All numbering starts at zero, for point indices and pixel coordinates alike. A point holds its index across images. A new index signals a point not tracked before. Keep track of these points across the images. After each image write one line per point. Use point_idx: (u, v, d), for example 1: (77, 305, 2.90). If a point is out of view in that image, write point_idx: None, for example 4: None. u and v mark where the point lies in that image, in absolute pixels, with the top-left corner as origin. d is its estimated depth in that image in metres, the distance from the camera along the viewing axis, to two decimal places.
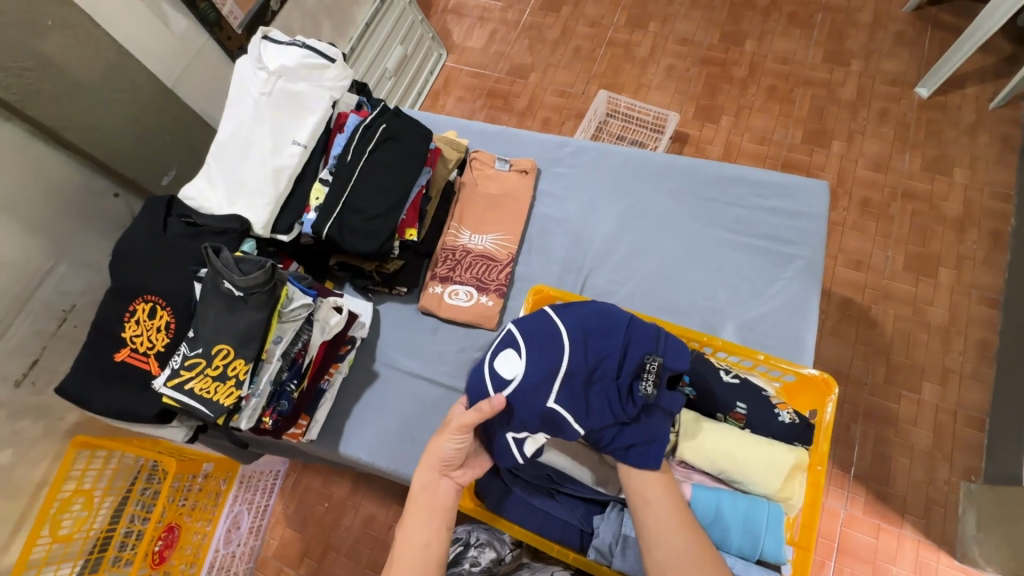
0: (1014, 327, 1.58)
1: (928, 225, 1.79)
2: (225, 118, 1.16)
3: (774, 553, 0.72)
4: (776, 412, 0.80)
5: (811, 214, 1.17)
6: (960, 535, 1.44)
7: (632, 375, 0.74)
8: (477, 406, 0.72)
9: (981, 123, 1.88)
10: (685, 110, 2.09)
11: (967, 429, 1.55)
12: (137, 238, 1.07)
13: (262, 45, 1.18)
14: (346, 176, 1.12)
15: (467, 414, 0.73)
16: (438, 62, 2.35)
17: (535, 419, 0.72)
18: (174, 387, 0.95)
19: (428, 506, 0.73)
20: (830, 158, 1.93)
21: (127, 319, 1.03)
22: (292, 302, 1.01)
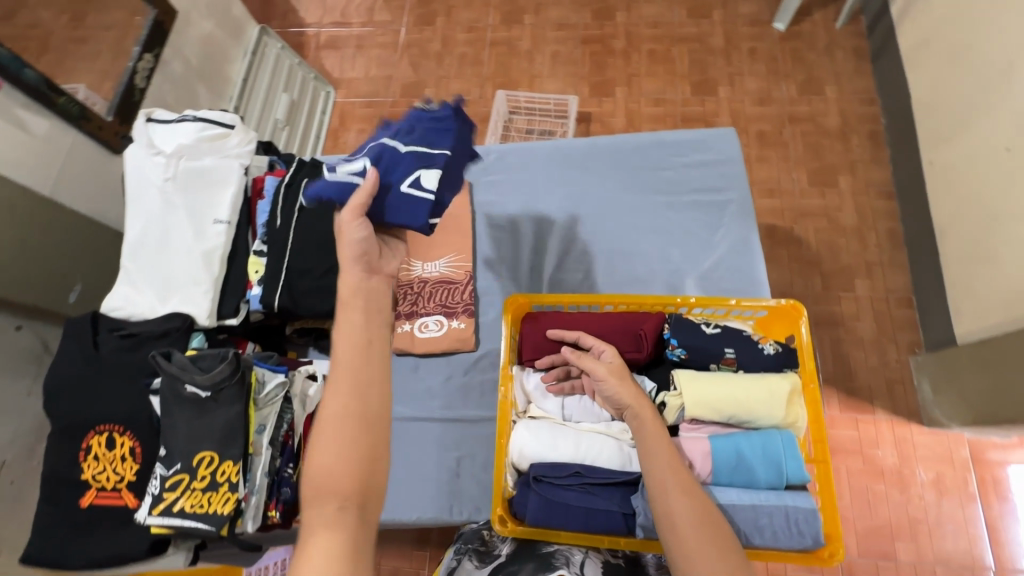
0: (913, 211, 1.78)
1: (819, 142, 1.97)
2: (129, 214, 1.07)
3: (799, 475, 0.76)
4: (760, 346, 0.85)
5: (728, 159, 1.26)
6: (922, 403, 1.60)
7: (423, 112, 0.94)
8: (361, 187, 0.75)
9: (835, 41, 2.09)
10: (581, 90, 2.17)
11: (901, 309, 1.73)
12: (68, 368, 0.97)
13: (149, 128, 1.10)
14: (282, 241, 1.07)
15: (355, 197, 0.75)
16: (328, 99, 2.27)
17: (413, 162, 0.86)
18: (161, 514, 0.86)
19: (362, 307, 0.72)
20: (720, 103, 2.07)
21: (83, 457, 0.93)
22: (265, 385, 0.95)
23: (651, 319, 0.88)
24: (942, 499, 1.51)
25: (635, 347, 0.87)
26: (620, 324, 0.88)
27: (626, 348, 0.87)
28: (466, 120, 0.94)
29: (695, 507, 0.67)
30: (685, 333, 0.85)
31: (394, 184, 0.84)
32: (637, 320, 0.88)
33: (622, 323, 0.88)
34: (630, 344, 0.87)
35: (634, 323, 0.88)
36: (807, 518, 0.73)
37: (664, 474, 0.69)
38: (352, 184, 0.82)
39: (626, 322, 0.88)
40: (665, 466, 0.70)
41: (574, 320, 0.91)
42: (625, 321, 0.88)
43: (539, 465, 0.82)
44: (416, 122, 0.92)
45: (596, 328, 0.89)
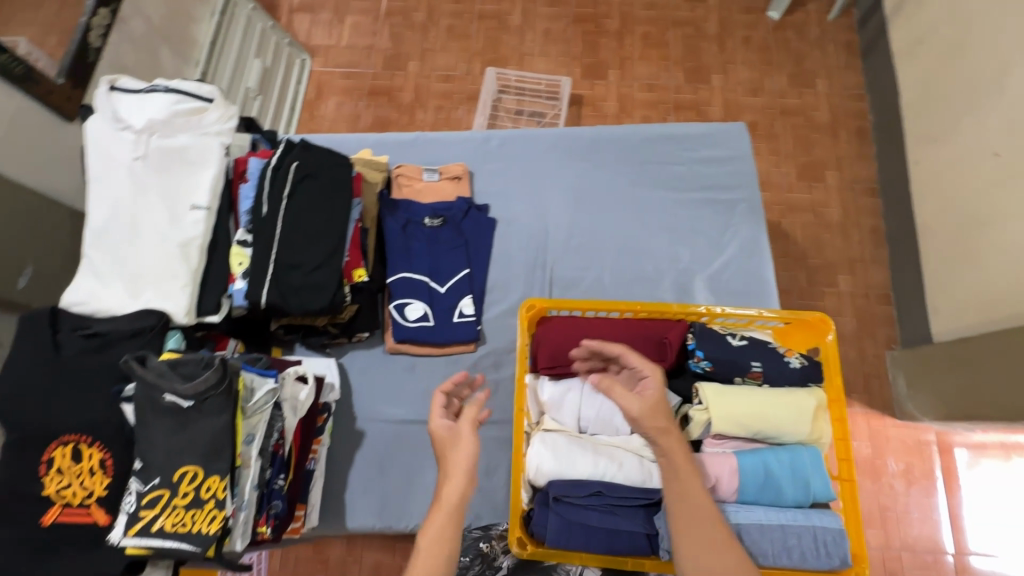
0: (897, 209, 1.79)
1: (809, 136, 1.96)
2: (92, 196, 0.95)
3: (825, 493, 0.75)
4: (786, 360, 0.82)
5: (738, 156, 1.22)
6: (896, 397, 1.63)
7: (429, 229, 1.17)
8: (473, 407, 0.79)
9: (827, 34, 2.07)
10: (572, 72, 2.08)
11: (880, 305, 1.76)
12: (23, 369, 0.86)
13: (113, 98, 0.97)
14: (269, 230, 0.98)
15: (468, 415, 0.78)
16: (303, 68, 2.11)
17: (456, 285, 1.14)
18: (138, 534, 0.78)
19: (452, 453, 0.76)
20: (713, 92, 2.03)
21: (44, 471, 0.83)
22: (254, 393, 0.87)
23: (674, 328, 0.86)
24: (911, 488, 1.55)
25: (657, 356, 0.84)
26: (642, 333, 0.86)
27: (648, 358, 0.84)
28: (469, 220, 1.19)
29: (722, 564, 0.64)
30: (710, 344, 0.81)
31: (449, 315, 1.12)
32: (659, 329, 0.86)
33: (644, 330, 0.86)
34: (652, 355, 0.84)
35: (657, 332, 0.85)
36: (835, 539, 0.72)
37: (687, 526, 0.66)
38: (424, 328, 1.11)
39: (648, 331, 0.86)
40: (694, 520, 0.66)
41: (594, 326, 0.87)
42: (646, 329, 0.86)
43: (558, 483, 0.76)
44: (431, 246, 1.16)
45: (618, 335, 0.85)
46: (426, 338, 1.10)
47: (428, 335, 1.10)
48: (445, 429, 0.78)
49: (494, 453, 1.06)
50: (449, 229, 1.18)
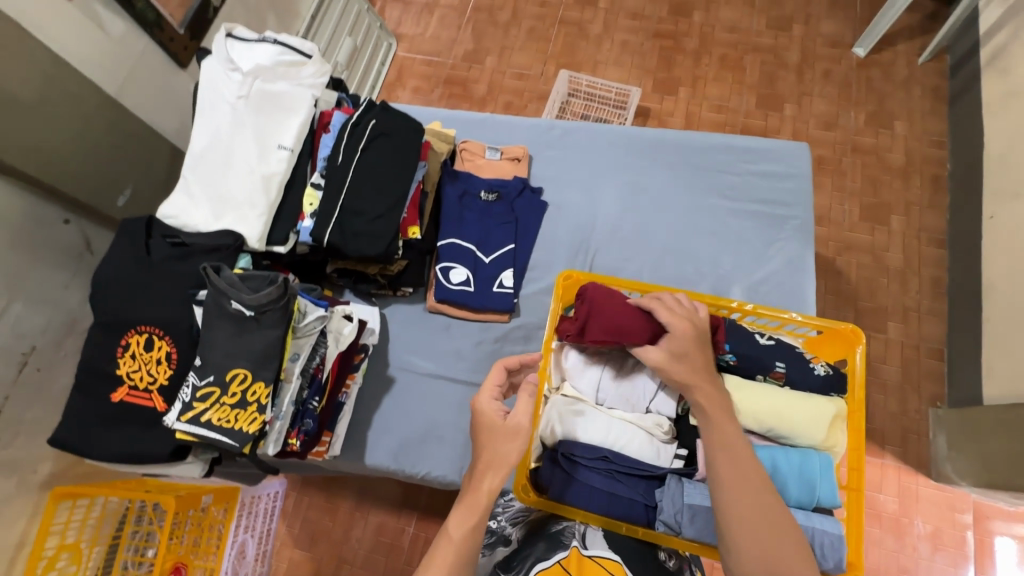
0: (963, 262, 1.71)
1: (879, 176, 1.90)
2: (197, 126, 1.07)
3: (830, 499, 0.76)
4: (811, 365, 0.83)
5: (796, 175, 1.22)
6: (934, 457, 1.56)
7: (484, 202, 1.24)
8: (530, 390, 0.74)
9: (915, 76, 2.01)
10: (643, 84, 2.12)
11: (930, 360, 1.68)
12: (117, 265, 0.98)
13: (228, 43, 1.10)
14: (341, 177, 1.07)
15: (525, 403, 0.73)
16: (389, 51, 2.25)
17: (500, 258, 1.20)
18: (188, 421, 0.88)
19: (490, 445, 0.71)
20: (784, 120, 2.01)
21: (120, 354, 0.94)
22: (306, 316, 0.96)
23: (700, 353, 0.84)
24: (935, 553, 1.49)
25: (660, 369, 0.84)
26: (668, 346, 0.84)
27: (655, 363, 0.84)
28: (523, 198, 1.25)
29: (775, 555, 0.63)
30: (736, 337, 0.84)
31: (490, 284, 1.18)
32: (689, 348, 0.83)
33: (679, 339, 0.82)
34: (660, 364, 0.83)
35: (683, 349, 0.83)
36: (833, 544, 0.73)
37: (731, 493, 0.66)
38: (464, 293, 1.17)
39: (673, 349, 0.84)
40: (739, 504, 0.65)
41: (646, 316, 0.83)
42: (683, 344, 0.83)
43: (569, 442, 0.81)
44: (482, 218, 1.22)
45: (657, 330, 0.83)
46: (464, 301, 1.17)
47: (467, 299, 1.17)
48: (499, 415, 0.73)
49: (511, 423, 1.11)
50: (502, 205, 1.24)
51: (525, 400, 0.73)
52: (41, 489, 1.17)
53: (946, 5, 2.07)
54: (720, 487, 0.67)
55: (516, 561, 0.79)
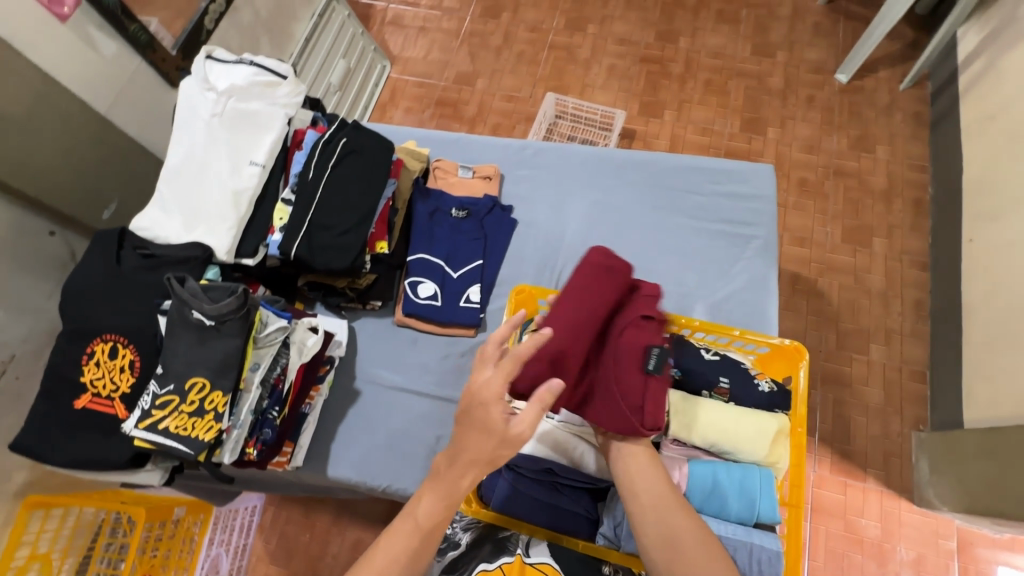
0: (944, 285, 1.71)
1: (860, 199, 1.92)
2: (174, 143, 1.11)
3: (770, 514, 0.76)
4: (756, 382, 0.84)
5: (761, 196, 1.24)
6: (917, 482, 1.54)
7: (452, 217, 1.26)
8: (542, 398, 0.68)
9: (896, 102, 2.04)
10: (630, 107, 2.16)
11: (913, 383, 1.67)
12: (91, 276, 1.01)
13: (207, 65, 1.15)
14: (310, 193, 1.11)
15: (532, 413, 0.67)
16: (383, 73, 2.32)
17: (468, 273, 1.22)
18: (146, 428, 0.90)
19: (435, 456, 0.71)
20: (767, 144, 2.04)
21: (85, 362, 0.97)
22: (267, 326, 0.98)
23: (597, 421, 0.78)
24: None
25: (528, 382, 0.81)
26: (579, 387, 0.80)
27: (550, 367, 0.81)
28: (491, 215, 1.27)
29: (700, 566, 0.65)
30: (682, 353, 0.85)
31: (457, 298, 1.20)
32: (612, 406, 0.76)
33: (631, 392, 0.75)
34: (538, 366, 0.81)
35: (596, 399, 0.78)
36: (771, 560, 0.73)
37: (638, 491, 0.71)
38: (431, 307, 1.19)
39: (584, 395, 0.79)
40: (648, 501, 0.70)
41: (636, 355, 0.78)
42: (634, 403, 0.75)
43: (514, 455, 0.82)
44: (451, 234, 1.25)
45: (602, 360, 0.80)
46: (431, 316, 1.18)
47: (434, 313, 1.18)
48: (504, 420, 0.67)
49: None
50: (472, 222, 1.27)
51: (534, 412, 0.67)
52: (13, 497, 1.18)
53: (926, 34, 2.11)
54: (636, 510, 0.70)
55: (462, 561, 0.78)
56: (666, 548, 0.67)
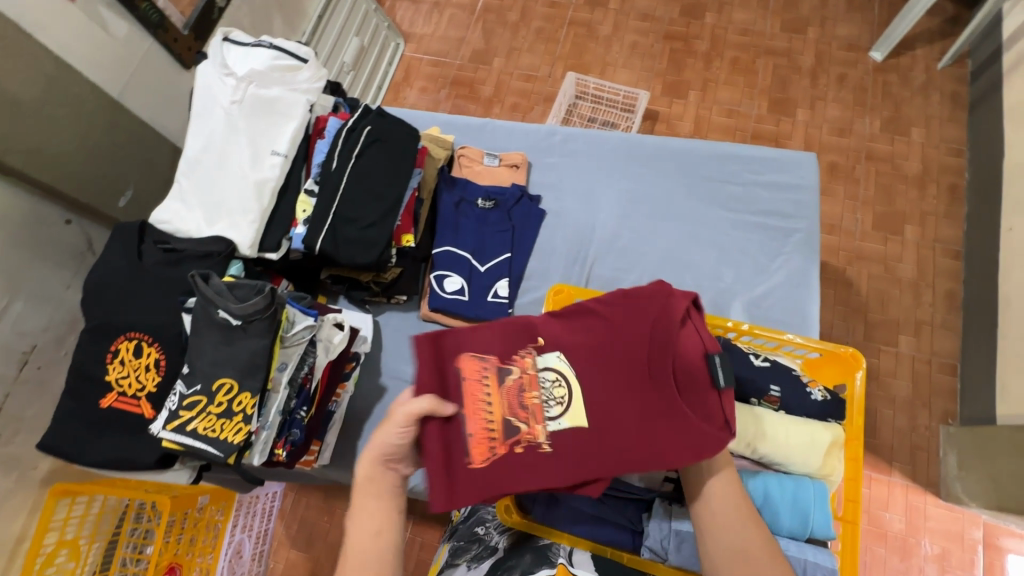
0: (979, 275, 1.63)
1: (893, 184, 1.83)
2: (192, 131, 1.07)
3: (824, 530, 0.74)
4: (808, 390, 0.81)
5: (801, 186, 1.19)
6: (944, 476, 1.48)
7: (480, 209, 1.22)
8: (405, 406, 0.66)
9: (933, 81, 1.93)
10: (652, 87, 2.06)
11: (942, 376, 1.60)
12: (110, 270, 0.98)
13: (224, 48, 1.09)
14: (334, 184, 1.06)
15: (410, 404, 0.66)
16: (396, 51, 2.24)
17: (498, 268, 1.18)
18: (174, 430, 0.88)
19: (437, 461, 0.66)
20: (796, 125, 1.94)
21: (110, 359, 0.95)
22: (294, 325, 0.96)
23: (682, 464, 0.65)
24: None
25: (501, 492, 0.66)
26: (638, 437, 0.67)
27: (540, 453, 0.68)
28: (521, 206, 1.23)
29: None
30: (732, 359, 0.81)
31: (485, 293, 1.16)
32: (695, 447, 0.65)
33: (710, 414, 0.67)
34: (506, 471, 0.67)
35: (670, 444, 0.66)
36: None
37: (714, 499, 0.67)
38: (458, 302, 1.15)
39: (657, 444, 0.66)
40: (725, 507, 0.67)
41: (698, 369, 0.69)
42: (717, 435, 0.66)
43: None
44: (478, 226, 1.21)
45: (654, 397, 0.68)
46: (458, 311, 1.14)
47: (460, 308, 1.15)
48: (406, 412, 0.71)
49: None
50: (499, 212, 1.22)
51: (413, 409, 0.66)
52: (41, 486, 1.17)
53: (968, 9, 1.99)
54: (705, 514, 0.67)
55: (500, 570, 0.77)
56: (734, 562, 0.64)
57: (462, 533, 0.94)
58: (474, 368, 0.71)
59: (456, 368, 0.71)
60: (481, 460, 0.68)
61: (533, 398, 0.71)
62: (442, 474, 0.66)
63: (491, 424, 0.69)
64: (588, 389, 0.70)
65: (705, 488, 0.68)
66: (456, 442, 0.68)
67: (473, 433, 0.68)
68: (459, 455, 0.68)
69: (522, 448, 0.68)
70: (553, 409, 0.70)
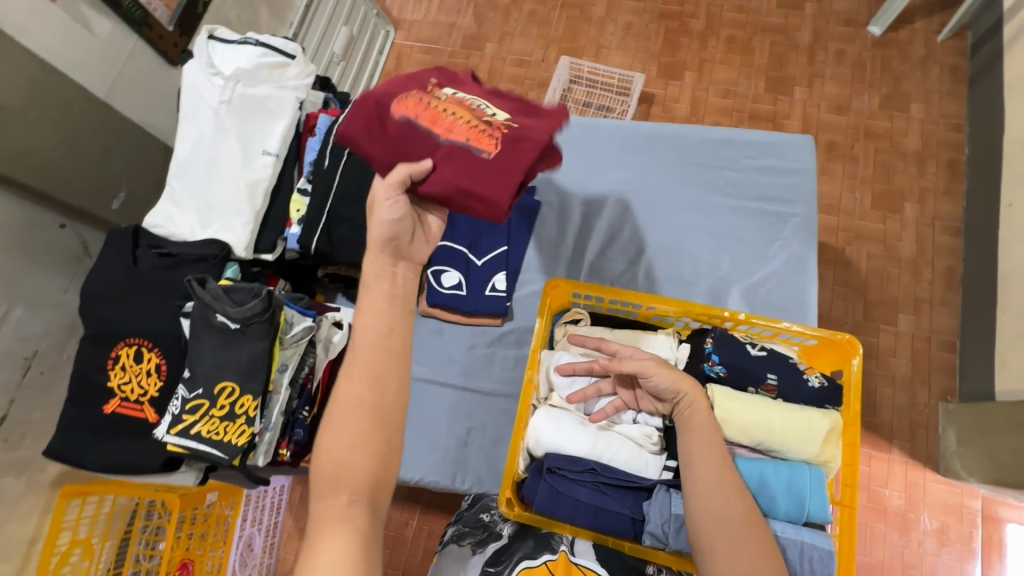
0: (979, 252, 1.62)
1: (892, 162, 1.81)
2: (181, 133, 1.06)
3: (820, 514, 0.74)
4: (805, 377, 0.81)
5: (798, 170, 1.18)
6: (943, 452, 1.50)
7: None
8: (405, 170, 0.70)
9: (932, 55, 1.90)
10: (648, 69, 2.03)
11: (941, 353, 1.60)
12: (107, 276, 0.98)
13: (210, 45, 1.07)
14: (327, 182, 1.06)
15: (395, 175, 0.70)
16: (387, 39, 2.20)
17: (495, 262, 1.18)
18: (179, 434, 0.89)
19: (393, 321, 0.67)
20: (794, 104, 1.91)
21: (110, 367, 0.95)
22: (293, 327, 0.96)
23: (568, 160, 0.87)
24: (942, 550, 1.43)
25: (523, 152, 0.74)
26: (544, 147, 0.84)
27: (512, 130, 0.75)
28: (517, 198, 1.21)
29: (750, 561, 0.64)
30: (728, 350, 0.82)
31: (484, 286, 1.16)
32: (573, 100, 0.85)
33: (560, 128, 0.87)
34: (508, 147, 0.74)
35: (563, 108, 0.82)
36: (822, 559, 0.71)
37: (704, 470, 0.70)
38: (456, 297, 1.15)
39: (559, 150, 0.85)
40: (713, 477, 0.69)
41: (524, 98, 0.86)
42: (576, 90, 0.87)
43: (555, 455, 0.81)
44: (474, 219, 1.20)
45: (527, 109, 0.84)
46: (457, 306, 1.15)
47: (459, 303, 1.15)
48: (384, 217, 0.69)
49: (505, 424, 1.10)
50: None
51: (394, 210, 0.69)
52: (49, 489, 1.18)
53: None
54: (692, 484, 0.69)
55: (504, 556, 0.85)
56: (719, 528, 0.66)
57: (467, 518, 0.96)
58: (417, 106, 0.75)
59: (404, 126, 0.74)
60: (489, 147, 0.73)
61: (471, 104, 0.77)
62: (478, 185, 0.72)
63: (470, 126, 0.74)
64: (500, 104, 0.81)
65: (696, 463, 0.70)
66: (461, 164, 0.72)
67: (466, 143, 0.73)
68: (473, 166, 0.72)
69: (500, 125, 0.75)
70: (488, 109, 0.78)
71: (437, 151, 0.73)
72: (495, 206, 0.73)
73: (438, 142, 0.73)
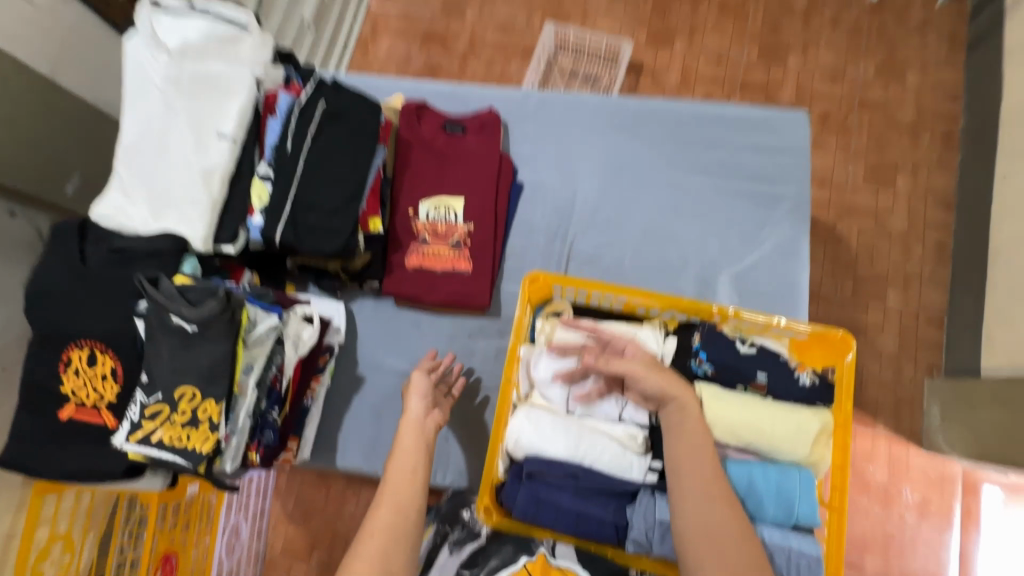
0: (972, 227, 1.58)
1: (886, 134, 1.74)
2: (127, 115, 0.98)
3: (809, 518, 0.72)
4: (796, 375, 0.78)
5: (791, 148, 1.12)
6: (925, 427, 1.50)
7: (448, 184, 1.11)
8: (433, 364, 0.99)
9: (931, 20, 1.81)
10: (637, 35, 1.91)
11: (929, 329, 1.58)
12: (52, 274, 0.91)
13: (154, 17, 0.99)
14: (291, 168, 0.98)
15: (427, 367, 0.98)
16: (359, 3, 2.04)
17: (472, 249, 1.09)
18: (139, 442, 0.84)
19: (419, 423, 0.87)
20: (788, 73, 1.83)
21: (62, 371, 0.89)
22: (256, 326, 0.90)
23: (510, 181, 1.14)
24: (922, 521, 1.45)
25: (491, 243, 1.10)
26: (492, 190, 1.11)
27: (474, 229, 1.10)
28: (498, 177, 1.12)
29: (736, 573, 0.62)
30: (716, 347, 0.79)
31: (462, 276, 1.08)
32: (494, 151, 1.13)
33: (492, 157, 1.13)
34: (478, 251, 1.09)
35: (488, 161, 1.12)
36: (811, 565, 0.70)
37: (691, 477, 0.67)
38: (432, 289, 1.09)
39: (501, 184, 1.13)
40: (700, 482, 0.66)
41: (456, 151, 1.13)
42: (492, 125, 1.15)
43: (534, 460, 0.77)
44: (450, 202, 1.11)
45: (468, 165, 1.12)
46: (432, 296, 1.09)
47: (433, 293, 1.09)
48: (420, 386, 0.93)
49: (486, 417, 1.07)
50: None
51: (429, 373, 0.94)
52: None
53: None
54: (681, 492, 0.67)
55: (481, 558, 0.84)
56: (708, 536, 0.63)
57: (444, 513, 0.94)
58: (417, 260, 1.09)
59: (413, 270, 1.09)
60: (468, 262, 1.09)
61: (439, 225, 1.10)
62: (472, 283, 1.08)
63: (452, 254, 1.09)
64: (453, 191, 1.11)
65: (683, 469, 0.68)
66: (455, 280, 1.09)
67: (454, 267, 1.09)
68: (465, 281, 1.08)
69: (466, 234, 1.09)
70: (452, 215, 1.10)
71: (437, 276, 1.09)
72: (481, 296, 1.08)
73: (438, 273, 1.09)
